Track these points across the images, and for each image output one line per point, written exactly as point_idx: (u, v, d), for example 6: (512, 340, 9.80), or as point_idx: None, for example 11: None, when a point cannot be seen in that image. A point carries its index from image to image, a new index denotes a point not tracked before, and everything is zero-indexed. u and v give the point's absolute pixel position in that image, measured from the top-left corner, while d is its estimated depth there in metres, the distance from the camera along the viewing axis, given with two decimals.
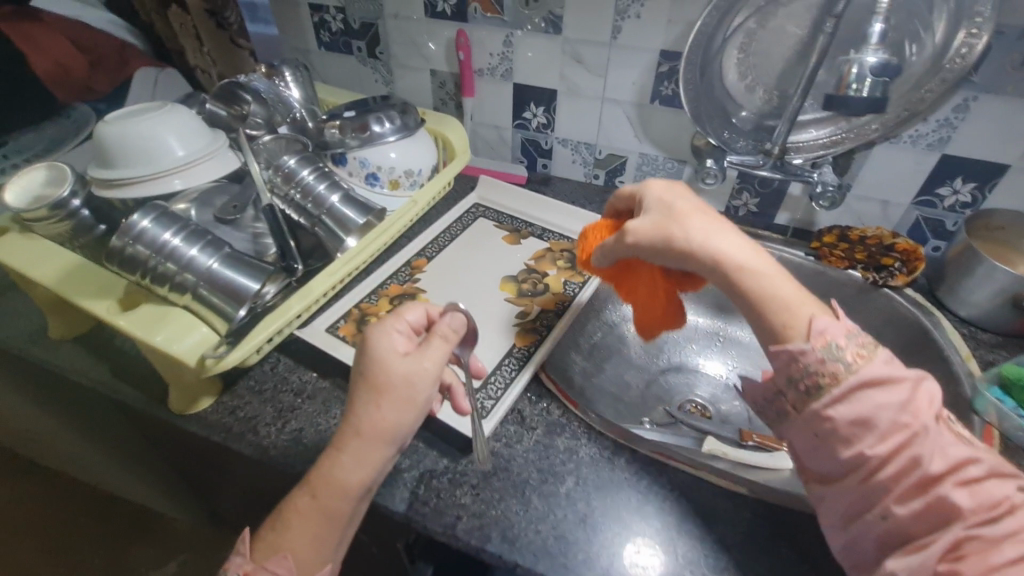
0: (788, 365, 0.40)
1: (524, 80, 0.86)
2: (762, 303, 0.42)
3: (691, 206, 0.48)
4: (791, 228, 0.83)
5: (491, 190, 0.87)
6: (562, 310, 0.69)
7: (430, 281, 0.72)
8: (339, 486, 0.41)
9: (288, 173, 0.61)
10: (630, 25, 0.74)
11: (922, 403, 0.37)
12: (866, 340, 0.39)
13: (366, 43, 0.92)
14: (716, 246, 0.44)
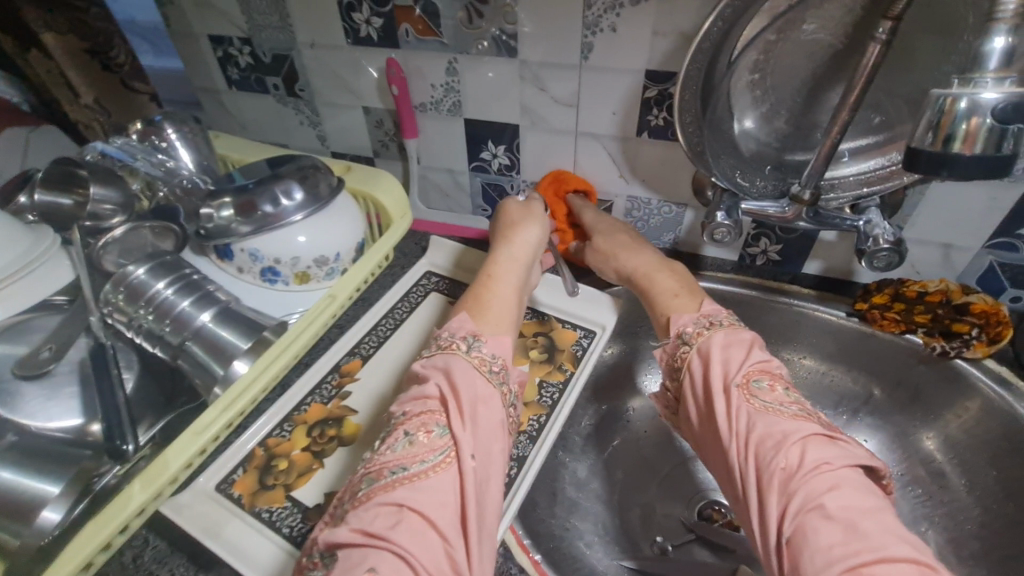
0: (665, 356, 0.49)
1: (477, 115, 0.68)
2: (642, 283, 0.58)
3: (609, 225, 0.64)
4: (824, 279, 0.66)
5: (445, 254, 0.69)
6: (537, 431, 0.52)
7: (364, 394, 0.55)
8: (516, 282, 0.55)
9: (135, 288, 0.46)
10: (604, 41, 0.57)
11: (734, 370, 0.42)
12: (708, 321, 0.48)
13: (283, 80, 0.75)
14: (622, 261, 0.61)
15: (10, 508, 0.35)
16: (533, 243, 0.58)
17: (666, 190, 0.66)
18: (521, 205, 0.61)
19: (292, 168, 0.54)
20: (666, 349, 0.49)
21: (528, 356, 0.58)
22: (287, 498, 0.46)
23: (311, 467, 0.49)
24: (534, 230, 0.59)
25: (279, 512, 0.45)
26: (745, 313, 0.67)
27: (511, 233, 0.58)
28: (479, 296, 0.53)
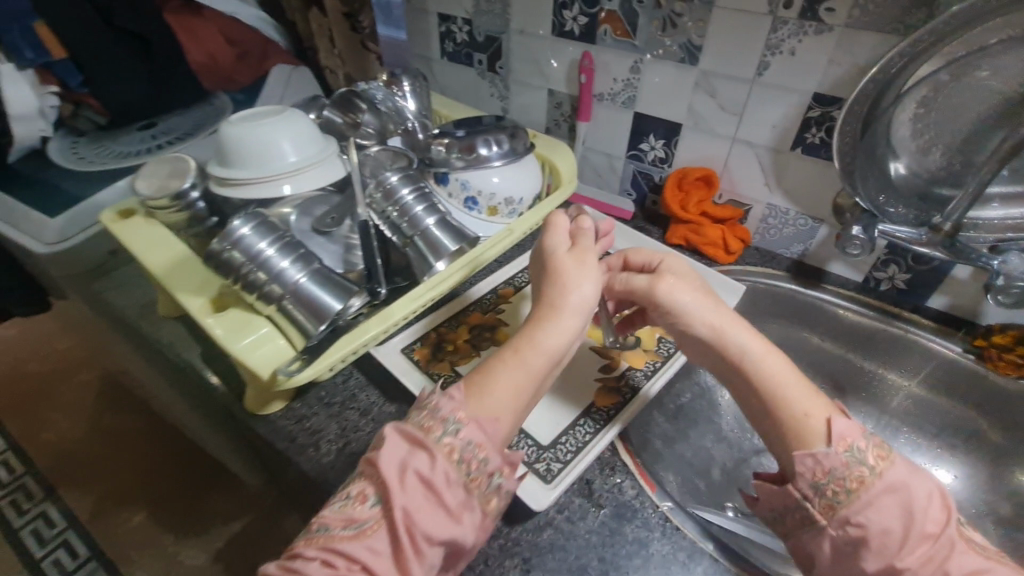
0: (810, 468, 0.41)
1: (646, 110, 0.79)
2: (753, 373, 0.46)
3: (687, 274, 0.54)
4: (948, 316, 0.69)
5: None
6: (651, 372, 0.61)
7: (514, 312, 0.67)
8: (540, 362, 0.46)
9: (389, 190, 0.59)
10: (781, 61, 0.65)
11: (939, 510, 0.39)
12: (881, 440, 0.42)
13: (487, 57, 0.90)
14: (708, 327, 0.49)
15: (313, 309, 0.48)
16: (571, 321, 0.48)
17: (806, 203, 0.73)
18: (565, 272, 0.49)
19: (498, 124, 0.68)
20: (813, 457, 0.41)
21: None
22: (452, 369, 0.60)
23: (471, 354, 0.63)
24: (587, 288, 0.48)
25: (446, 377, 0.60)
26: (859, 329, 0.72)
27: (551, 300, 0.48)
28: (492, 369, 0.46)
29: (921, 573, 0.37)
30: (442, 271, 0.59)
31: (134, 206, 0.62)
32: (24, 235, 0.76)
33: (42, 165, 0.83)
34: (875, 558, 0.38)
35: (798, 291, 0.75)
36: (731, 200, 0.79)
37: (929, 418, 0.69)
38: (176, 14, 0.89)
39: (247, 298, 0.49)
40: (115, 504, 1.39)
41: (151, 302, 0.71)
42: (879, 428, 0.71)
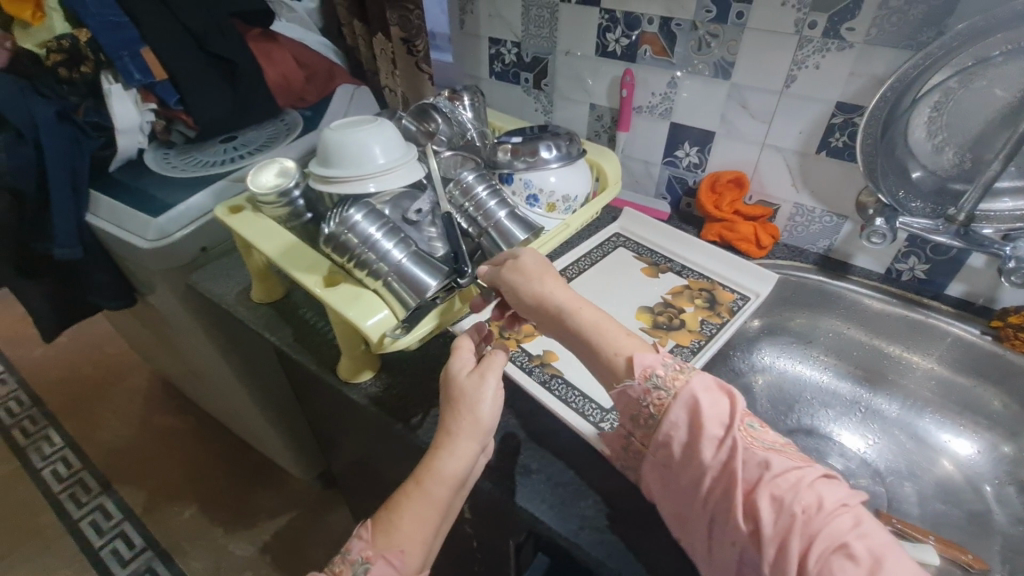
0: (626, 403, 0.47)
1: (682, 120, 0.88)
2: (576, 330, 0.51)
3: (539, 261, 0.55)
4: (965, 303, 0.76)
5: (634, 221, 0.89)
6: (697, 348, 0.70)
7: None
8: (439, 503, 0.48)
9: (466, 187, 0.68)
10: (806, 74, 0.73)
11: (728, 413, 0.43)
12: (678, 366, 0.46)
13: (533, 75, 1.00)
14: (542, 293, 0.53)
15: (410, 285, 0.56)
16: (466, 459, 0.48)
17: (832, 202, 0.80)
18: (466, 404, 0.49)
19: (552, 132, 0.77)
20: (625, 391, 0.47)
21: (693, 301, 0.76)
22: (518, 346, 0.68)
23: (533, 333, 0.70)
24: (486, 422, 0.49)
25: (514, 352, 0.67)
26: (883, 316, 0.79)
27: (443, 440, 0.49)
28: (396, 517, 0.47)
29: (717, 469, 0.42)
30: None
31: (242, 203, 0.71)
32: (128, 234, 0.86)
33: (138, 173, 0.93)
34: (679, 465, 0.44)
35: (825, 282, 0.81)
36: (761, 200, 0.86)
37: (953, 396, 0.76)
38: (257, 42, 1.01)
39: (357, 274, 0.58)
40: (165, 498, 1.46)
41: (243, 291, 0.79)
42: (905, 408, 0.77)
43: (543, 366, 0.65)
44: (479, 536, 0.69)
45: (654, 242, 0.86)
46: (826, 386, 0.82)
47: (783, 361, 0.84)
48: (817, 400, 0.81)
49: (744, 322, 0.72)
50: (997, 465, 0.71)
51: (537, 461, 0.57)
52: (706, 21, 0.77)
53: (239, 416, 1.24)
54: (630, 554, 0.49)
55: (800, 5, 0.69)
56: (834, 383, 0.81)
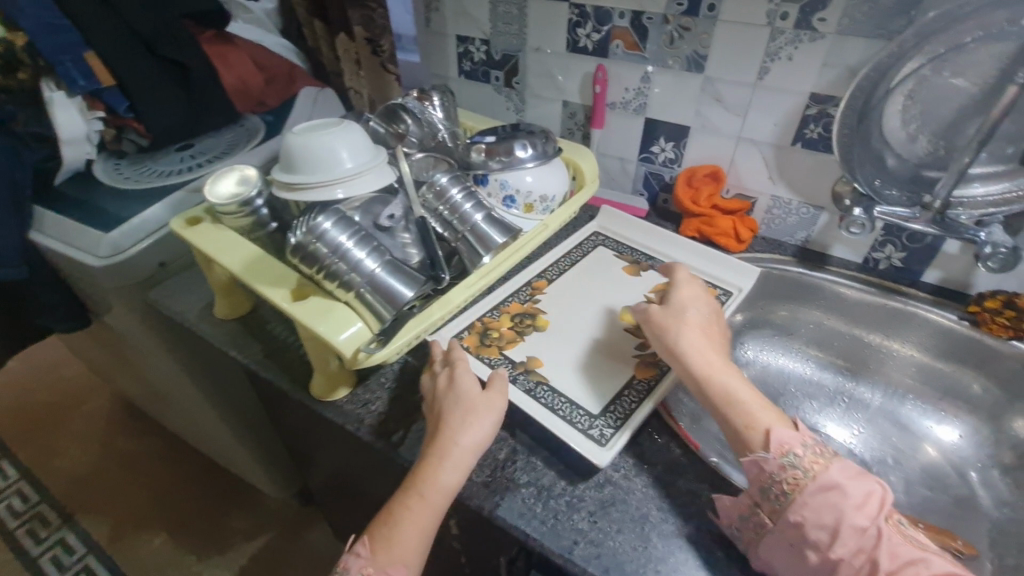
0: (757, 473, 0.46)
1: (657, 115, 0.86)
2: (714, 387, 0.52)
3: (678, 312, 0.58)
4: (941, 289, 0.77)
5: (612, 219, 0.87)
6: None
7: (552, 301, 0.73)
8: (425, 515, 0.49)
9: (439, 190, 0.65)
10: (780, 66, 0.73)
11: (876, 507, 0.42)
12: (819, 447, 0.45)
13: (504, 73, 0.98)
14: (687, 346, 0.55)
15: (385, 296, 0.53)
16: (449, 469, 0.50)
17: (808, 193, 0.80)
18: (451, 417, 0.52)
19: (527, 130, 0.75)
20: (756, 459, 0.47)
21: None
22: (501, 353, 0.65)
23: (516, 339, 0.67)
24: (466, 436, 0.50)
25: (496, 360, 0.64)
26: (862, 305, 0.79)
27: (428, 453, 0.51)
28: (386, 527, 0.49)
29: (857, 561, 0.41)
30: (489, 262, 0.64)
31: (200, 214, 0.66)
32: (76, 251, 0.80)
33: (87, 186, 0.87)
34: (817, 554, 0.42)
35: (805, 273, 0.81)
36: (738, 193, 0.86)
37: (933, 382, 0.76)
38: (211, 43, 0.95)
39: (327, 286, 0.54)
40: (132, 527, 1.38)
41: (205, 307, 0.75)
42: (886, 395, 0.78)
43: (527, 372, 0.62)
44: (468, 552, 0.66)
45: (634, 240, 0.84)
46: (810, 377, 0.82)
47: (765, 355, 0.83)
48: (801, 392, 0.80)
49: (728, 318, 0.70)
50: (979, 448, 0.72)
51: (525, 473, 0.54)
52: (678, 15, 0.76)
53: (208, 437, 1.18)
54: (627, 567, 0.47)
55: None
56: (817, 374, 0.82)
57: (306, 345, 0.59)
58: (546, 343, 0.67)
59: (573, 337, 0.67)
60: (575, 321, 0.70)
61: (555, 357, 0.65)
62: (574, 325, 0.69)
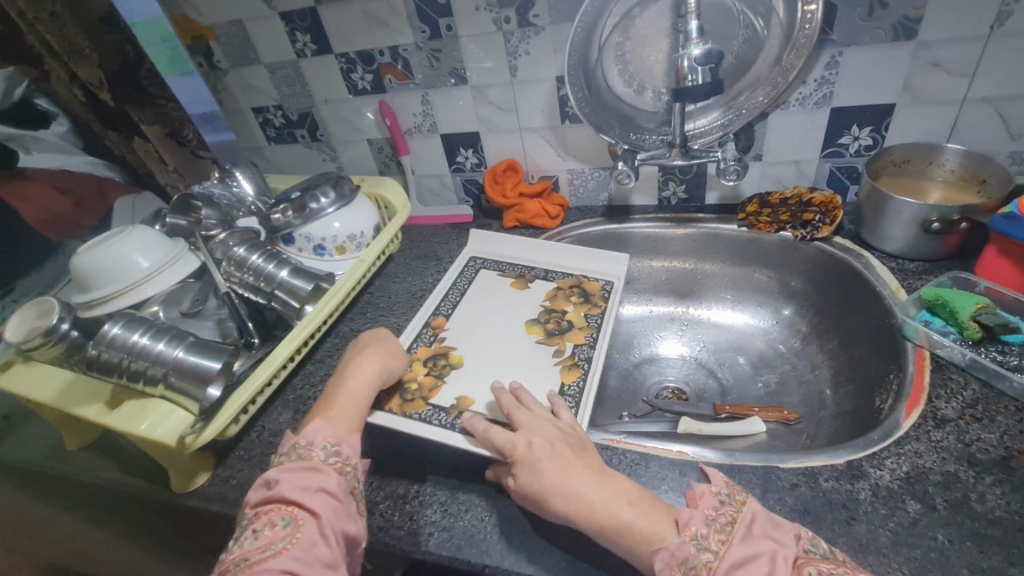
0: (667, 562, 0.43)
1: (448, 130, 0.94)
2: (616, 530, 0.46)
3: (539, 453, 0.51)
4: (722, 206, 0.88)
5: (485, 243, 0.90)
6: (594, 340, 0.72)
7: (455, 338, 0.74)
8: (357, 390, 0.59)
9: (239, 260, 0.69)
10: (523, 61, 0.82)
11: (784, 571, 0.41)
12: (722, 522, 0.45)
13: (307, 130, 1.02)
14: (567, 498, 0.47)
15: (194, 376, 0.56)
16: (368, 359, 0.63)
17: (592, 159, 0.90)
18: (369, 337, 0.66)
19: (325, 179, 0.80)
20: (667, 550, 0.43)
21: (570, 301, 0.79)
22: (427, 404, 0.64)
23: (437, 384, 0.66)
24: (374, 350, 0.64)
25: (425, 412, 0.62)
26: (667, 240, 0.89)
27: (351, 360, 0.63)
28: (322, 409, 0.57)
29: None
30: (311, 310, 0.69)
31: (11, 356, 0.66)
32: None
33: None
34: None
35: (613, 227, 0.90)
36: (541, 175, 0.95)
37: (742, 284, 0.87)
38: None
39: (136, 387, 0.57)
40: None
41: (57, 444, 0.74)
42: (712, 308, 0.89)
43: (462, 413, 0.62)
44: None
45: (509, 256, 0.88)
46: (651, 314, 0.92)
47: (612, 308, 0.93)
48: (647, 331, 0.90)
49: (618, 302, 0.78)
50: (787, 327, 0.83)
51: (381, 491, 0.58)
52: (426, 40, 0.84)
53: None
54: (476, 539, 0.52)
55: (490, 7, 0.78)
56: (656, 309, 0.91)
57: (145, 447, 0.60)
58: (467, 380, 0.67)
59: (490, 363, 0.70)
60: (488, 349, 0.72)
61: (481, 392, 0.66)
62: (487, 353, 0.72)
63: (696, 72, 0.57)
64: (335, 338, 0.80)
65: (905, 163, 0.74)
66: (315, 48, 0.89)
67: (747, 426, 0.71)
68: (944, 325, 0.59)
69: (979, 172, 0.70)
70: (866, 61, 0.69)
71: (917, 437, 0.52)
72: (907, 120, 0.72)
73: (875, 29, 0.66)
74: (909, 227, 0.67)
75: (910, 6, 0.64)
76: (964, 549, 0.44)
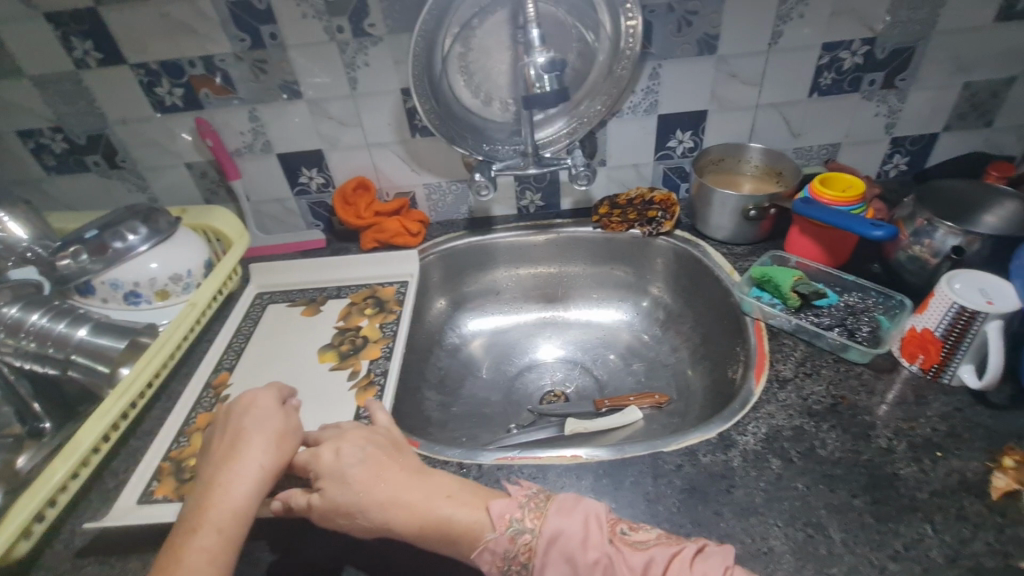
0: (491, 562, 0.43)
1: (286, 149, 0.85)
2: (433, 526, 0.45)
3: (355, 462, 0.47)
4: (576, 210, 0.92)
5: (267, 275, 0.83)
6: (389, 351, 0.69)
7: (241, 390, 0.66)
8: (218, 544, 0.42)
9: (12, 325, 0.56)
10: (363, 73, 0.77)
11: (597, 532, 0.43)
12: (535, 503, 0.46)
13: (101, 156, 0.84)
14: (385, 499, 0.46)
15: None
16: (245, 490, 0.45)
17: (447, 172, 0.87)
18: (248, 422, 0.49)
19: (131, 211, 0.66)
20: (489, 549, 0.43)
21: (364, 314, 0.76)
22: None
23: None
24: (245, 462, 0.46)
25: None
26: (529, 247, 0.90)
27: (217, 483, 0.45)
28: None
29: None
30: (127, 373, 0.57)
31: None
32: None
33: None
34: None
35: (477, 240, 0.89)
36: (396, 193, 0.90)
37: (603, 283, 0.92)
38: None
39: None
40: None
41: None
42: (580, 308, 0.93)
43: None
44: None
45: (302, 282, 0.83)
46: (524, 320, 0.93)
47: (478, 321, 0.92)
48: (521, 340, 0.91)
49: (414, 298, 0.77)
50: (646, 317, 0.89)
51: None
52: (247, 50, 0.75)
53: None
54: None
55: (319, 15, 0.72)
56: (529, 316, 0.93)
57: None
58: None
59: None
60: None
61: None
62: None
63: (542, 80, 0.59)
64: (164, 400, 0.66)
65: (721, 161, 0.84)
66: (100, 56, 0.74)
67: (628, 416, 0.74)
68: (771, 299, 0.68)
69: (777, 166, 0.82)
70: (679, 73, 0.77)
71: (768, 399, 0.58)
72: (718, 123, 0.83)
73: (684, 44, 0.75)
74: (734, 216, 0.76)
75: (709, 24, 0.73)
76: (820, 491, 0.49)
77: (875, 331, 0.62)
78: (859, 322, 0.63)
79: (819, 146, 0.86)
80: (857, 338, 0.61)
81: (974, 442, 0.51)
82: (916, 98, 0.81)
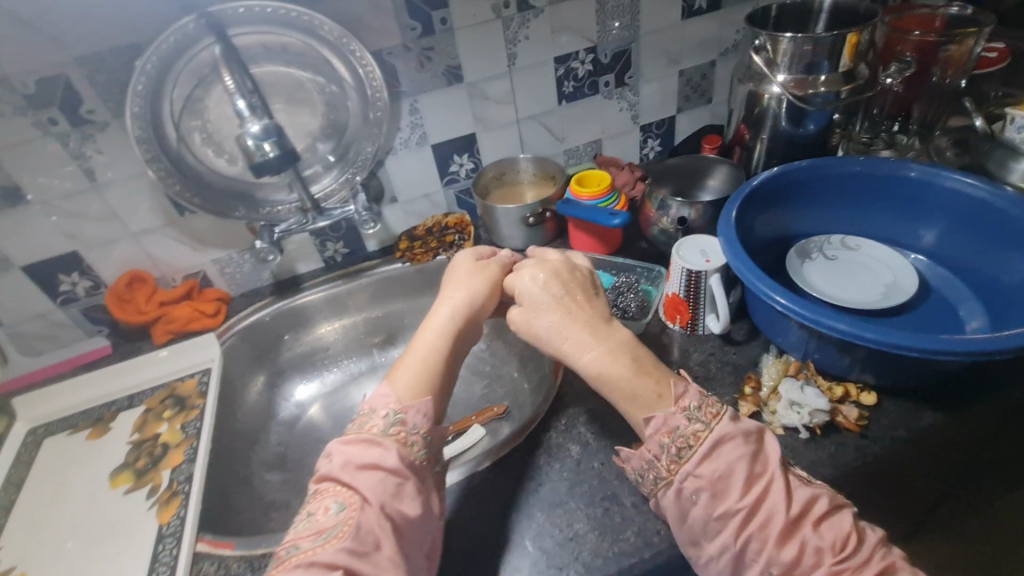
0: (658, 428, 0.47)
1: (29, 260, 0.74)
2: (608, 381, 0.50)
3: (536, 304, 0.56)
4: (383, 249, 0.92)
5: (37, 405, 0.73)
6: (193, 452, 0.64)
7: (14, 551, 0.57)
8: (426, 353, 0.56)
9: None
10: (99, 162, 0.71)
11: (774, 449, 0.45)
12: (716, 404, 0.48)
13: None
14: (572, 342, 0.52)
15: None
16: (443, 321, 0.58)
17: (233, 242, 0.82)
18: (470, 269, 0.63)
19: None
20: (661, 419, 0.48)
21: (162, 419, 0.70)
22: None
23: None
24: (455, 294, 0.61)
25: None
26: (342, 296, 0.88)
27: (437, 306, 0.60)
28: (402, 365, 0.56)
29: (754, 503, 0.43)
30: None
31: None
32: None
33: None
34: (719, 493, 0.44)
35: (284, 305, 0.86)
36: (183, 277, 0.83)
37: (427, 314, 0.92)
38: None
39: None
40: None
41: None
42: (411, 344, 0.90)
43: None
44: None
45: (85, 402, 0.74)
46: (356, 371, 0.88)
47: (307, 387, 0.86)
48: (356, 391, 0.86)
49: (217, 385, 0.72)
50: None
51: None
52: None
53: None
54: None
55: (22, 110, 0.64)
56: (360, 364, 0.89)
57: None
58: None
59: (68, 560, 0.56)
60: (59, 545, 0.57)
61: None
62: (58, 547, 0.57)
63: (262, 147, 0.60)
64: None
65: (502, 176, 0.90)
66: None
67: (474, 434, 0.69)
68: None
69: (548, 171, 0.90)
70: (436, 105, 0.81)
71: None
72: (490, 142, 0.88)
73: (431, 78, 0.78)
74: (519, 226, 0.82)
75: (448, 56, 0.77)
76: None
77: (643, 302, 0.70)
78: (628, 299, 0.71)
79: (584, 145, 0.95)
80: (628, 314, 0.69)
81: (726, 380, 0.60)
82: (647, 90, 0.92)
